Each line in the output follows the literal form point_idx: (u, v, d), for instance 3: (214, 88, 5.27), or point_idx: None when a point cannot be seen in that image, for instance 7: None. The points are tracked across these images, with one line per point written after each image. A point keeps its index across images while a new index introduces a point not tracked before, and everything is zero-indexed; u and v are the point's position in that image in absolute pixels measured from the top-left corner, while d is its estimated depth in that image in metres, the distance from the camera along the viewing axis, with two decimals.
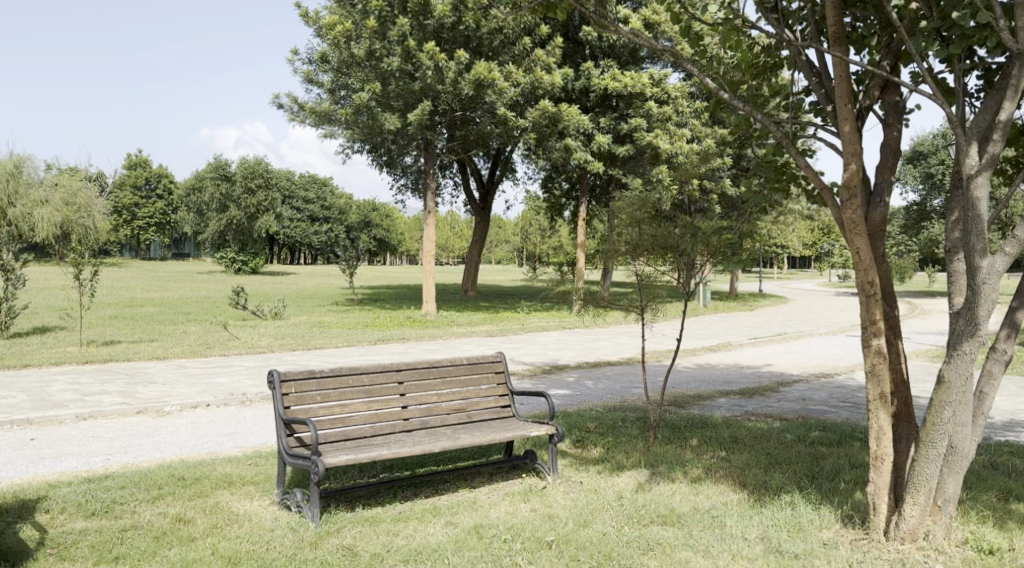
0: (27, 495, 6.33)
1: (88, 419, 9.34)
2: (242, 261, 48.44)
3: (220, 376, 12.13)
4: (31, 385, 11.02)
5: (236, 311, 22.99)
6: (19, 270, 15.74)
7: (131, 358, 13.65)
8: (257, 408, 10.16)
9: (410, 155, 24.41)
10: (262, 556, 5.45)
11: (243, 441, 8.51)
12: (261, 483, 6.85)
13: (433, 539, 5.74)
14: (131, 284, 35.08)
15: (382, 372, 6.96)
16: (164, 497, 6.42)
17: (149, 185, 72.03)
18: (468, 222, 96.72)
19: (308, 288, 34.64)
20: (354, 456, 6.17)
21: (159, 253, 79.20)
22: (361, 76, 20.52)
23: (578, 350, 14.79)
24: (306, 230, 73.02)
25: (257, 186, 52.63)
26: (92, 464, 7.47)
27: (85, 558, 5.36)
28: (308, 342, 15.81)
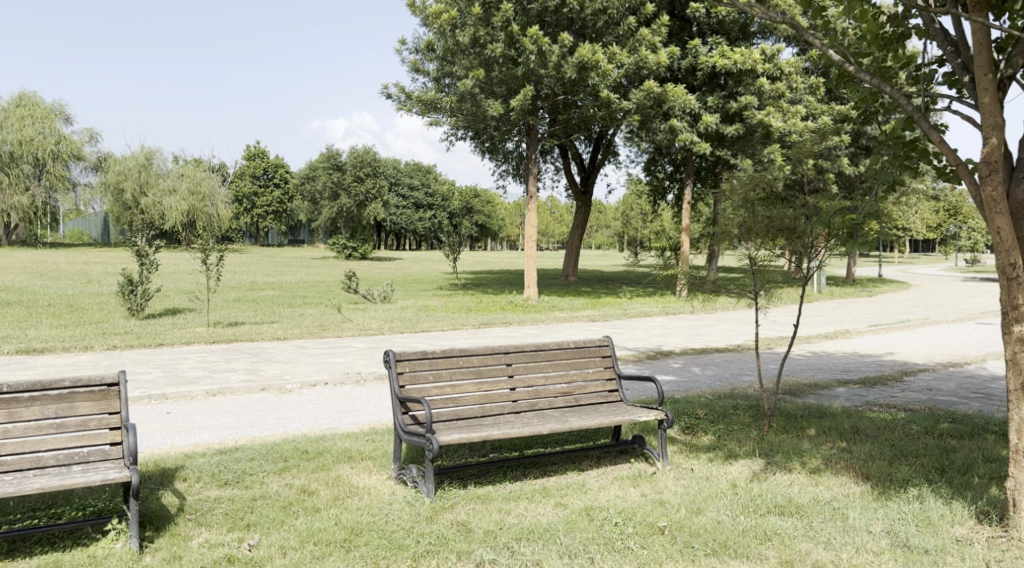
0: (167, 463, 6.74)
1: (217, 395, 9.84)
2: (353, 247, 49.65)
3: (335, 356, 12.55)
4: (166, 363, 11.71)
5: (347, 296, 23.73)
6: (153, 255, 16.68)
7: (253, 339, 14.29)
8: (371, 388, 10.45)
9: (512, 140, 24.41)
10: (381, 529, 5.62)
11: (359, 418, 8.78)
12: (378, 458, 7.05)
13: (545, 519, 5.78)
14: (252, 269, 36.72)
15: (490, 354, 7.06)
16: (289, 469, 6.70)
17: (266, 174, 74.97)
18: (570, 208, 96.58)
19: (414, 274, 35.39)
20: (465, 435, 6.27)
21: (277, 240, 82.46)
22: (466, 63, 20.61)
23: (685, 336, 14.53)
24: (411, 217, 74.39)
25: (366, 175, 53.93)
26: (222, 437, 7.87)
27: (219, 524, 5.66)
28: (417, 325, 16.16)
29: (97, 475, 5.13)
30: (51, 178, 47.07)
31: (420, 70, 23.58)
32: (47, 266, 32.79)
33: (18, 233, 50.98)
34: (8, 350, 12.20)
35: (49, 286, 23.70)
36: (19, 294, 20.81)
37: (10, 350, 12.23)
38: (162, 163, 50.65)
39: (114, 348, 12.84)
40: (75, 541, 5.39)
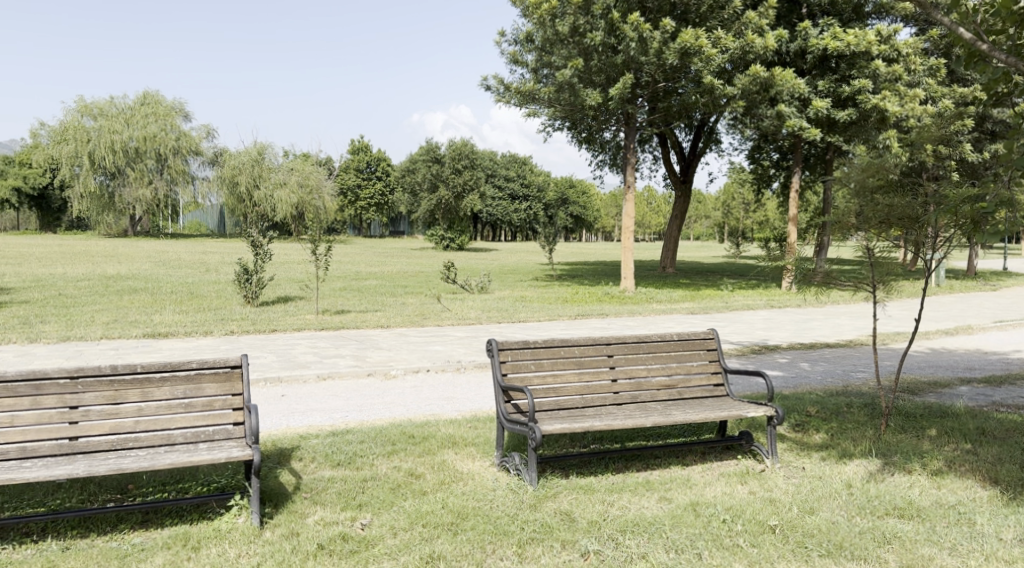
0: (283, 444, 7.01)
1: (327, 379, 10.16)
2: (450, 238, 50.29)
3: (436, 345, 12.75)
4: (279, 348, 12.18)
5: (447, 286, 24.05)
6: (267, 245, 17.33)
7: (358, 326, 14.67)
8: (473, 376, 10.55)
9: (611, 129, 24.17)
10: (487, 515, 5.70)
11: (462, 405, 8.90)
12: (481, 445, 7.13)
13: (650, 513, 5.72)
14: (356, 259, 37.74)
15: (592, 345, 7.00)
16: (397, 452, 6.85)
17: (369, 167, 76.72)
18: (668, 198, 95.03)
19: (511, 264, 35.75)
20: (567, 425, 6.25)
21: (378, 231, 84.46)
22: (565, 53, 20.67)
23: (792, 330, 14.08)
24: (507, 209, 74.85)
25: (464, 166, 54.37)
26: (333, 420, 8.11)
27: (332, 503, 5.86)
28: (514, 315, 16.26)
29: (221, 453, 5.39)
30: (172, 172, 49.37)
31: (519, 62, 23.58)
32: (169, 255, 34.61)
33: (142, 225, 53.95)
34: (135, 333, 12.93)
35: (170, 274, 25.00)
36: (144, 282, 22.02)
37: (137, 333, 12.96)
38: (272, 157, 52.53)
39: (231, 333, 13.44)
40: (201, 515, 5.68)
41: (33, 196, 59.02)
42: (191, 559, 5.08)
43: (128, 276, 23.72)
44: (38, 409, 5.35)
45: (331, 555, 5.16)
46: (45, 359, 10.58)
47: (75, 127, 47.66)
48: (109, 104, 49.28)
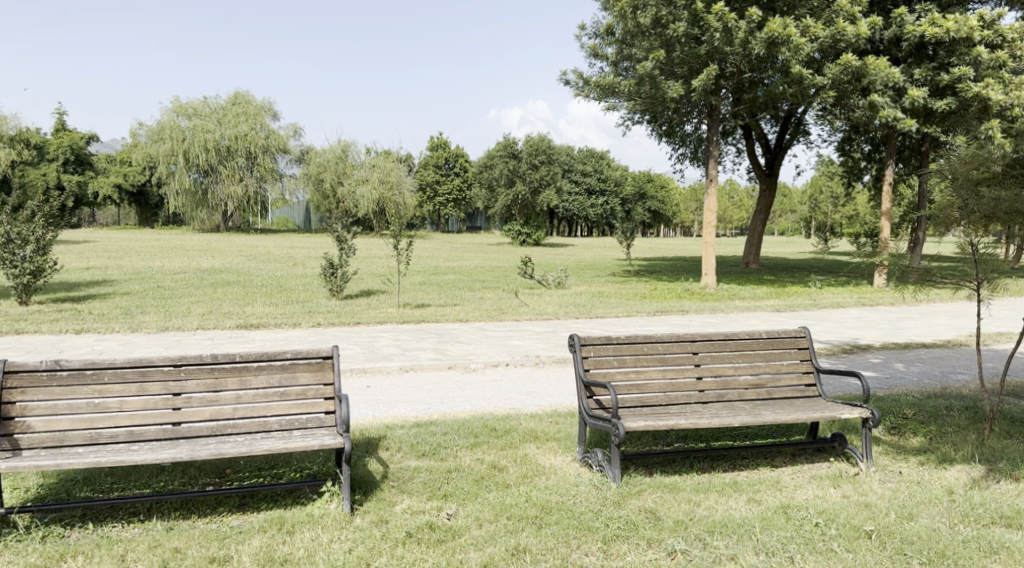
0: (370, 433, 7.13)
1: (410, 371, 10.31)
2: (527, 233, 50.31)
3: (515, 339, 12.78)
4: (363, 340, 12.40)
5: (526, 281, 24.10)
6: (351, 239, 17.67)
7: (438, 320, 14.83)
8: (553, 371, 10.55)
9: (693, 122, 23.76)
10: (570, 510, 5.70)
11: (543, 400, 8.88)
12: (563, 440, 7.10)
13: (738, 513, 5.61)
14: (434, 253, 38.29)
15: (677, 342, 6.89)
16: (480, 445, 6.89)
17: (448, 164, 77.57)
18: (751, 192, 92.83)
19: (587, 260, 35.62)
20: (652, 422, 6.18)
21: (456, 227, 85.08)
22: (646, 45, 20.39)
23: (884, 329, 13.57)
24: (584, 204, 74.52)
25: (541, 162, 53.34)
26: (416, 411, 8.21)
27: (419, 492, 5.97)
28: (593, 310, 16.16)
29: (315, 440, 5.54)
30: (262, 170, 51.16)
31: (599, 55, 23.40)
32: (257, 250, 35.76)
33: (233, 221, 55.85)
34: (227, 324, 13.39)
35: (259, 268, 25.80)
36: (235, 275, 22.81)
37: (230, 324, 13.40)
38: (355, 154, 53.62)
39: (318, 325, 13.76)
40: (294, 500, 5.85)
41: (132, 193, 61.81)
42: (286, 543, 5.24)
43: (221, 269, 24.62)
44: (144, 395, 5.59)
45: (419, 543, 5.28)
46: (146, 348, 11.05)
47: (171, 127, 48.51)
48: (202, 104, 50.89)
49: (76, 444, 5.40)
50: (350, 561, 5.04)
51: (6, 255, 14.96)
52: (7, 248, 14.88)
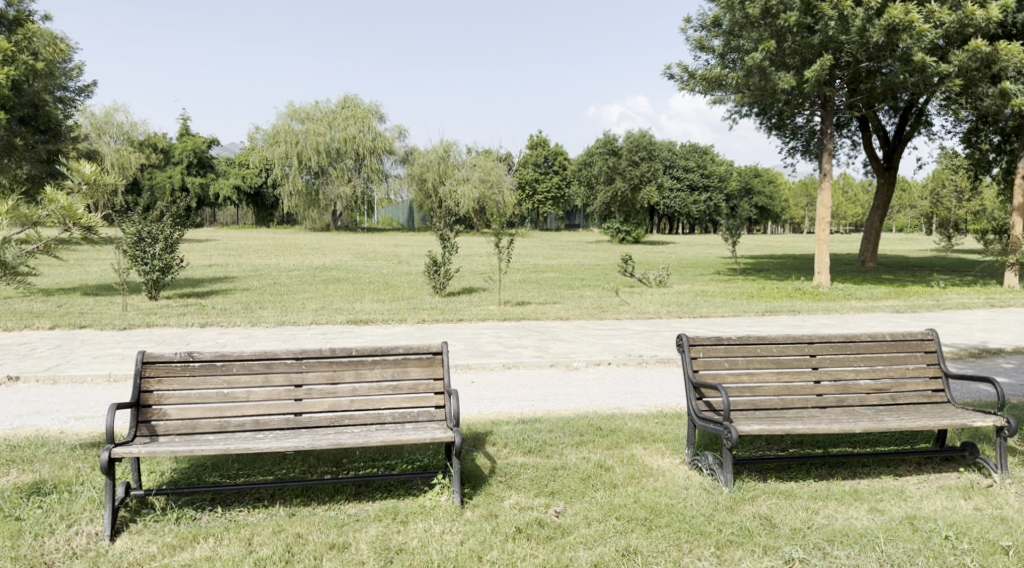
0: (477, 428, 7.21)
1: (512, 368, 10.35)
2: (626, 231, 49.97)
3: (617, 338, 12.66)
4: (466, 337, 12.55)
5: (627, 279, 23.87)
6: (453, 238, 17.89)
7: (539, 318, 14.87)
8: (658, 371, 10.39)
9: (804, 114, 22.99)
10: (681, 512, 5.62)
11: (648, 400, 8.76)
12: (670, 442, 6.97)
13: (860, 522, 5.43)
14: (534, 251, 38.65)
15: (793, 343, 6.65)
16: (585, 443, 6.85)
17: (547, 161, 77.81)
18: (866, 186, 88.92)
19: (690, 257, 34.94)
20: (767, 427, 6.02)
21: (554, 226, 83.95)
22: (755, 36, 19.82)
23: (1016, 332, 12.75)
24: (686, 201, 72.48)
25: (642, 158, 50.47)
26: (521, 408, 8.24)
27: (526, 488, 5.98)
28: (697, 310, 15.83)
29: (427, 434, 5.67)
30: (369, 171, 52.50)
31: (705, 47, 22.86)
32: (364, 247, 36.78)
33: (342, 220, 57.52)
34: (338, 319, 13.79)
35: (366, 265, 26.52)
36: (345, 272, 23.50)
37: (340, 320, 13.81)
38: (457, 154, 54.99)
39: (423, 322, 14.02)
40: (407, 490, 5.98)
41: (249, 195, 64.59)
42: (400, 532, 5.36)
43: (329, 266, 25.42)
44: (269, 386, 5.84)
45: (529, 539, 5.30)
46: (263, 341, 11.51)
47: (286, 131, 50.35)
48: (314, 108, 52.58)
49: (206, 431, 5.67)
50: (462, 553, 5.10)
51: (137, 254, 15.86)
52: (139, 247, 15.77)
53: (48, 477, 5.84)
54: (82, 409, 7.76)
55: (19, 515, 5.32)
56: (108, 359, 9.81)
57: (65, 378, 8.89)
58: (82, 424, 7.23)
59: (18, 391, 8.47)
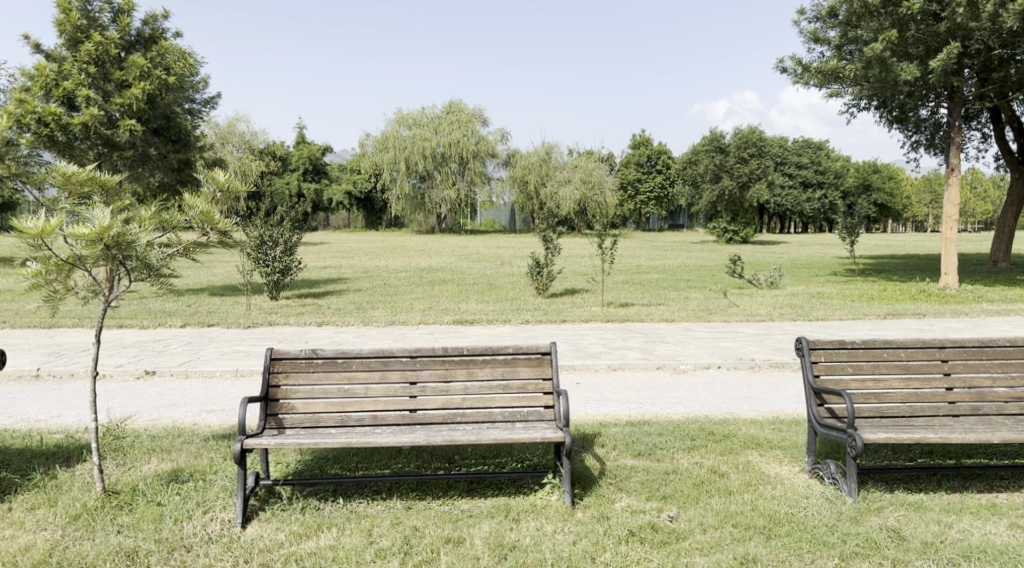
0: (587, 429, 7.20)
1: (618, 370, 10.28)
2: (734, 232, 48.39)
3: (726, 341, 12.39)
4: (571, 338, 12.55)
5: (735, 280, 23.33)
6: (557, 239, 17.91)
7: (645, 319, 14.71)
8: (770, 375, 10.10)
9: (928, 106, 21.90)
10: (802, 521, 5.44)
11: (761, 405, 8.53)
12: (788, 449, 6.76)
13: (998, 540, 5.13)
14: (639, 251, 38.65)
15: (923, 348, 6.34)
16: (698, 448, 6.72)
17: (650, 161, 76.97)
18: (996, 181, 83.67)
19: (802, 258, 33.83)
20: (894, 435, 5.76)
21: (657, 226, 82.12)
22: (875, 26, 19.04)
23: None
24: (798, 199, 70.78)
25: (752, 155, 48.76)
26: (628, 410, 8.18)
27: (638, 492, 5.92)
28: (811, 312, 15.29)
29: (538, 433, 5.70)
30: (472, 174, 53.02)
31: (819, 39, 22.06)
32: (469, 249, 37.25)
33: (446, 222, 58.35)
34: (444, 319, 14.04)
35: (471, 266, 26.90)
36: (451, 273, 23.85)
37: (447, 320, 14.05)
38: (557, 155, 54.37)
39: (527, 322, 14.09)
40: (518, 489, 6.03)
41: (359, 199, 65.75)
42: (513, 530, 5.40)
43: (436, 267, 26.00)
44: (386, 383, 5.99)
45: (643, 543, 5.24)
46: (376, 340, 11.84)
47: (394, 136, 51.48)
48: (421, 114, 53.67)
49: (329, 426, 5.86)
50: (576, 554, 5.09)
51: (260, 256, 16.56)
52: (261, 250, 16.48)
53: (185, 466, 6.18)
54: (213, 403, 8.17)
55: (160, 501, 5.64)
56: (234, 356, 10.30)
57: (197, 373, 9.39)
58: (214, 416, 7.63)
59: (154, 384, 9.00)
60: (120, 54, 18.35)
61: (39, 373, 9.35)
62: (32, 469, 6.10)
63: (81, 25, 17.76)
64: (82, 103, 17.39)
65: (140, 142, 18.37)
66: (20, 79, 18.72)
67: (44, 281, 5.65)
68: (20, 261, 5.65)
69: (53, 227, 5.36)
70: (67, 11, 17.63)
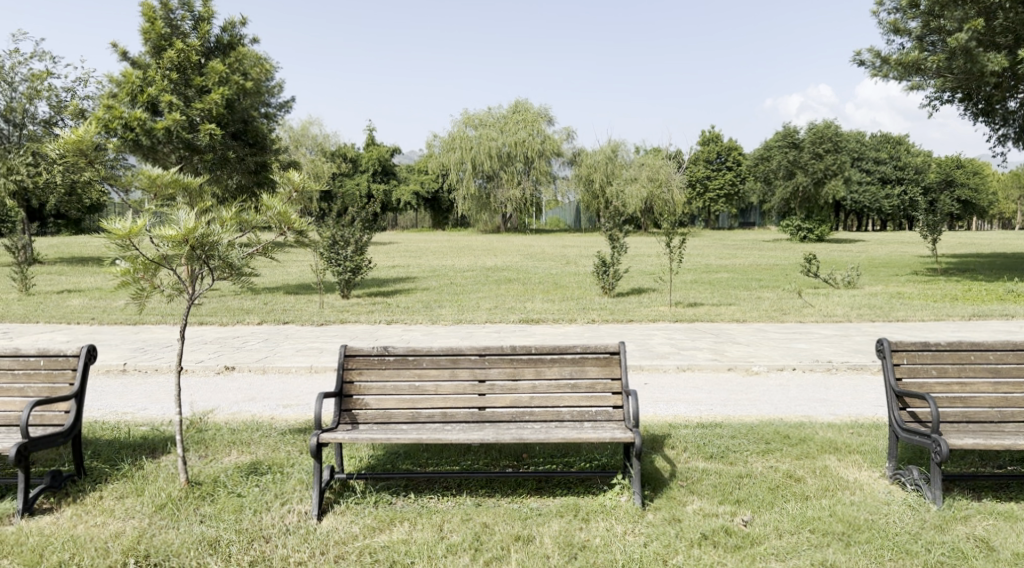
0: (657, 430, 7.12)
1: (688, 371, 10.14)
2: (808, 230, 47.42)
3: (801, 342, 12.08)
4: (638, 338, 12.43)
5: (809, 279, 22.77)
6: (624, 238, 17.75)
7: (715, 320, 14.46)
8: (847, 378, 9.80)
9: (1017, 97, 21.00)
10: (883, 528, 5.29)
11: (838, 408, 8.29)
12: (868, 454, 6.55)
13: None
14: (706, 250, 38.30)
15: (1013, 351, 6.10)
16: (772, 452, 6.58)
17: (720, 158, 75.75)
18: None
19: (880, 256, 32.74)
20: (982, 442, 5.53)
21: (727, 224, 80.83)
22: (959, 15, 18.49)
23: None
24: (877, 195, 68.97)
25: (827, 150, 47.38)
26: (699, 412, 8.06)
27: (710, 495, 5.83)
28: (890, 313, 14.82)
29: (608, 433, 5.67)
30: (537, 174, 53.30)
31: (899, 30, 21.34)
32: (536, 249, 37.30)
33: (512, 222, 58.51)
34: (511, 318, 14.07)
35: (538, 265, 26.91)
36: (516, 273, 23.88)
37: (514, 318, 14.09)
38: (625, 154, 53.92)
39: (594, 322, 14.03)
40: (587, 489, 6.00)
41: (426, 199, 66.57)
42: (583, 529, 5.38)
43: (502, 267, 26.08)
44: (455, 380, 6.03)
45: (716, 547, 5.16)
46: (444, 338, 11.95)
47: (461, 136, 52.04)
48: (487, 115, 54.05)
49: (401, 421, 5.94)
50: (648, 555, 5.05)
51: (332, 255, 16.91)
52: (334, 249, 16.87)
53: (264, 459, 6.35)
54: (289, 398, 8.37)
55: (240, 493, 5.80)
56: (308, 352, 10.53)
57: (274, 368, 9.62)
58: (291, 411, 7.81)
59: (234, 379, 9.27)
60: (200, 61, 18.90)
61: (126, 367, 9.72)
62: (121, 459, 6.35)
63: (165, 32, 18.27)
64: (165, 108, 17.97)
65: (219, 145, 18.99)
66: (106, 85, 19.43)
67: (131, 279, 5.82)
68: (109, 260, 5.84)
69: (140, 227, 5.56)
70: (152, 19, 18.14)
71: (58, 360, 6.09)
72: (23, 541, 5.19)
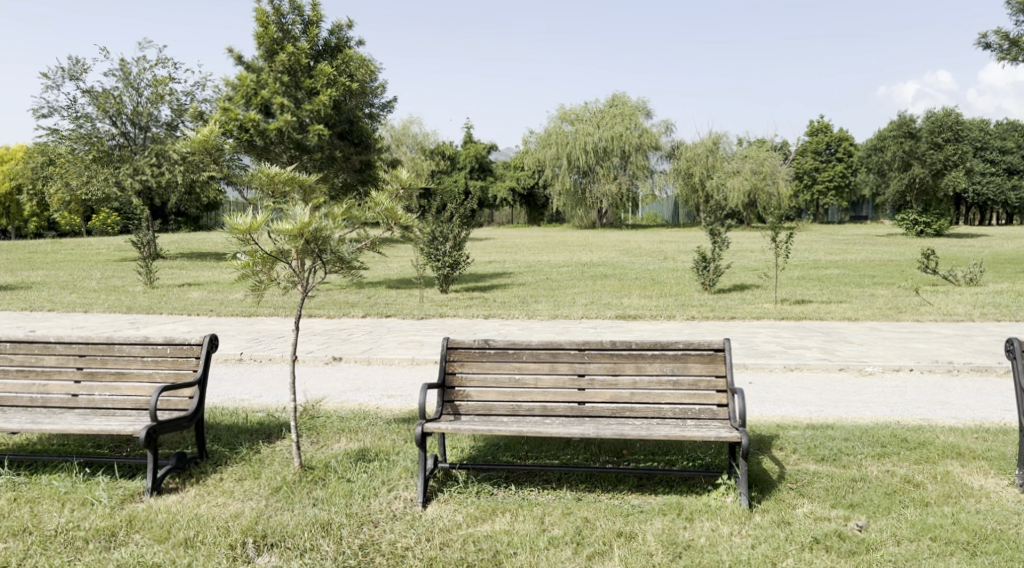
0: (764, 431, 6.92)
1: (795, 370, 9.82)
2: (925, 223, 45.80)
3: (918, 341, 11.51)
4: (742, 335, 12.11)
5: (926, 276, 21.68)
6: (725, 233, 17.31)
7: (824, 318, 13.95)
8: (970, 380, 9.28)
9: None
10: (1012, 540, 4.98)
11: (959, 412, 7.86)
12: (993, 460, 6.18)
13: None
14: (813, 250, 33.59)
15: None
16: (888, 455, 6.29)
17: (829, 149, 73.12)
18: None
19: (1006, 252, 30.74)
20: None
21: (837, 217, 77.92)
22: None
23: None
24: (1002, 186, 64.37)
25: (947, 140, 44.66)
26: (809, 412, 7.80)
27: (822, 498, 5.62)
28: (1017, 312, 13.91)
29: (712, 431, 5.54)
30: (634, 168, 52.09)
31: None
32: (634, 244, 36.81)
33: (608, 217, 58.11)
34: (610, 314, 13.95)
35: (636, 261, 26.60)
36: (613, 268, 23.71)
37: (611, 314, 13.99)
38: (727, 146, 52.59)
39: (694, 318, 13.78)
40: (690, 488, 5.88)
41: (524, 195, 66.89)
42: (687, 528, 5.28)
43: (600, 263, 25.92)
44: (555, 374, 6.01)
45: (828, 551, 4.97)
46: (543, 333, 11.96)
47: (557, 132, 52.37)
48: (583, 110, 53.96)
49: (502, 414, 5.98)
50: (756, 557, 4.91)
51: (432, 250, 17.29)
52: (434, 245, 17.15)
53: (372, 446, 6.52)
54: (394, 388, 8.56)
55: (349, 478, 5.97)
56: (411, 345, 10.75)
57: (378, 359, 9.86)
58: (396, 401, 7.99)
59: (342, 369, 9.56)
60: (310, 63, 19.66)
61: (242, 357, 10.17)
62: (239, 443, 6.65)
63: (277, 37, 19.12)
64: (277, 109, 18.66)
65: (327, 145, 19.77)
66: (222, 89, 20.36)
67: (251, 271, 6.07)
68: (229, 254, 6.07)
69: (259, 223, 5.77)
70: (265, 24, 18.97)
71: (183, 348, 6.42)
72: (153, 517, 5.48)
